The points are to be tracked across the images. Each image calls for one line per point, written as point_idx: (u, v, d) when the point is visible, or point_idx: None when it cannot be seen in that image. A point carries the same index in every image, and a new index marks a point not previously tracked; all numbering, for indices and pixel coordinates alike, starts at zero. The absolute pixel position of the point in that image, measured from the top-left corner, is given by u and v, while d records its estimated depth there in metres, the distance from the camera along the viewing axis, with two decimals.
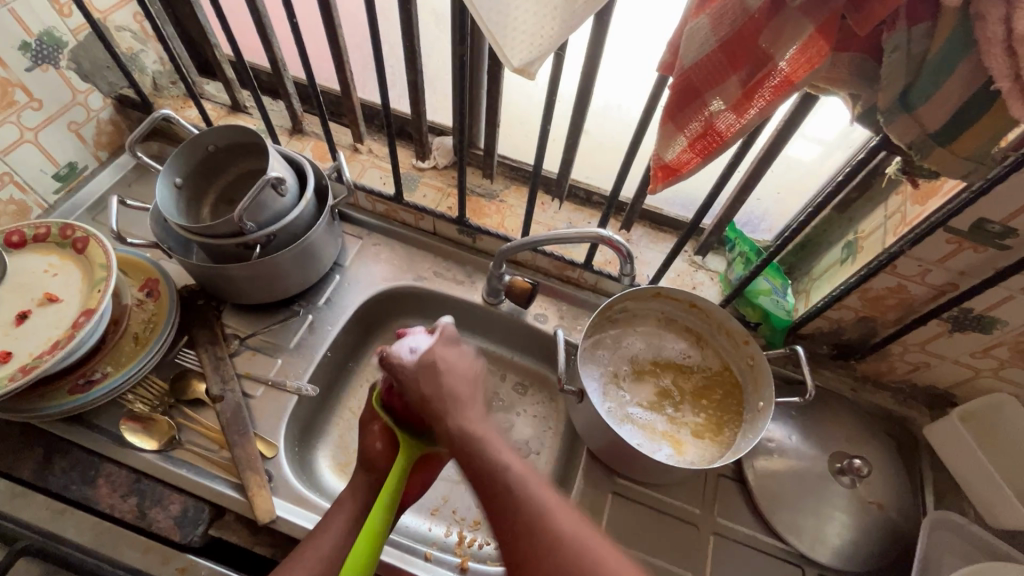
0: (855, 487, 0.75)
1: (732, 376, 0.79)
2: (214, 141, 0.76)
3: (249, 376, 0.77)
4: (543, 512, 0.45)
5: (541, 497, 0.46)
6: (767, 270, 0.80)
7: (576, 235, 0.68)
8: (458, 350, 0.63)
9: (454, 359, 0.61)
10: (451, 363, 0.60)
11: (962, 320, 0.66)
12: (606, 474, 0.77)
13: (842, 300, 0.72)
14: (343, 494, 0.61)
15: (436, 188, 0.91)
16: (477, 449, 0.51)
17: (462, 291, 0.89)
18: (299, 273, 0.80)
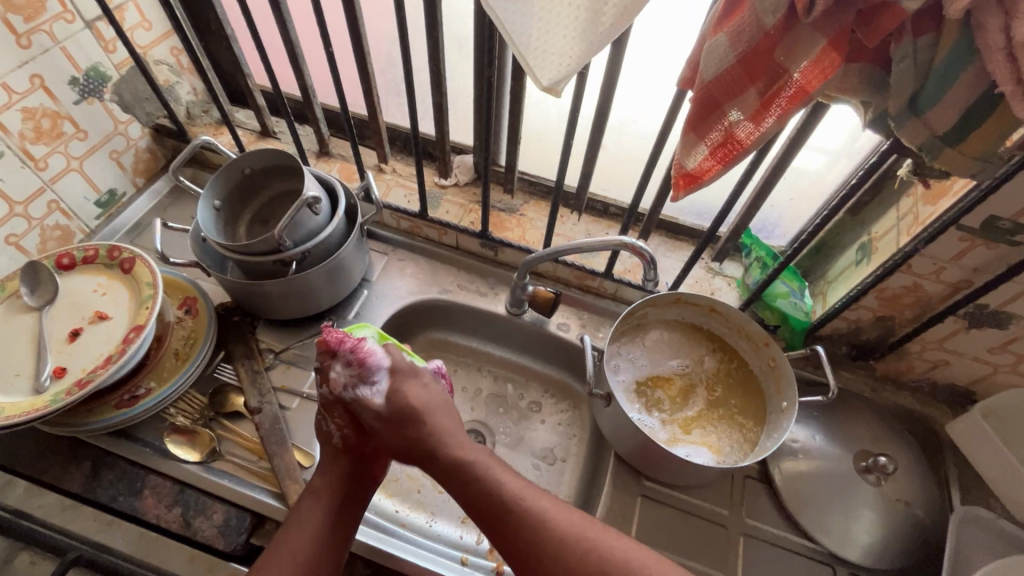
0: (883, 486, 0.75)
1: (750, 373, 0.81)
2: (251, 165, 0.79)
3: (284, 388, 0.80)
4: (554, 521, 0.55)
5: (568, 535, 0.54)
6: (784, 274, 0.82)
7: (600, 242, 0.71)
8: (426, 389, 0.66)
9: (432, 391, 0.66)
10: (425, 394, 0.65)
11: (977, 316, 0.69)
12: (634, 477, 0.79)
13: (859, 300, 0.74)
14: (318, 483, 0.64)
15: (459, 205, 0.95)
16: (513, 513, 0.55)
17: (486, 302, 0.92)
18: (328, 288, 0.83)
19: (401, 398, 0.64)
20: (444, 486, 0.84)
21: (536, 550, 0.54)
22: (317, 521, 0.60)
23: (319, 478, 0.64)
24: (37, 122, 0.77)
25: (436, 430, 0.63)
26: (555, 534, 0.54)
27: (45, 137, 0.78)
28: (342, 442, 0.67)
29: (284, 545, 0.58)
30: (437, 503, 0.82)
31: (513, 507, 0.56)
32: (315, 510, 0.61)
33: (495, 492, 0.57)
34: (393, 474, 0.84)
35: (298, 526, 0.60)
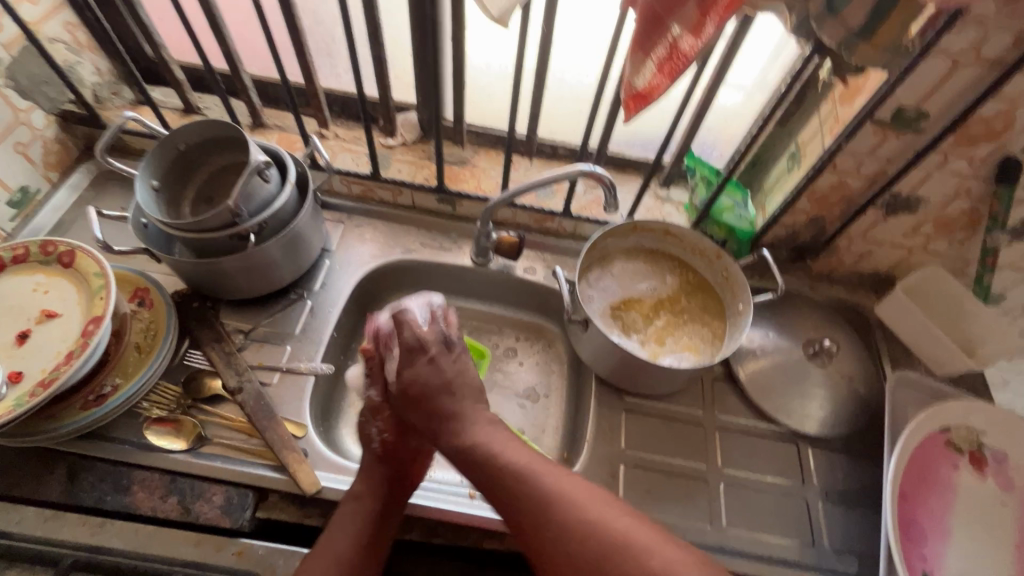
0: (828, 366, 0.85)
1: (707, 286, 0.88)
2: (186, 140, 0.75)
3: (261, 365, 0.78)
4: (554, 496, 0.51)
5: (573, 513, 0.50)
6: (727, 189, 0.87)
7: (560, 174, 0.73)
8: (433, 363, 0.62)
9: (440, 364, 0.62)
10: (435, 369, 0.62)
11: (893, 204, 0.78)
12: (615, 396, 0.84)
13: (794, 204, 0.81)
14: (361, 488, 0.64)
15: (410, 162, 0.94)
16: (517, 489, 0.53)
17: (451, 257, 0.93)
18: (288, 259, 0.81)
19: (406, 380, 0.62)
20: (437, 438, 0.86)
21: (543, 535, 0.51)
22: (355, 530, 0.60)
23: (362, 484, 0.64)
24: None
25: (451, 404, 0.60)
26: (562, 508, 0.51)
27: None
28: (382, 447, 0.66)
29: (323, 546, 0.59)
30: (433, 455, 0.85)
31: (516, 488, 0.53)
32: (350, 520, 0.61)
33: (500, 475, 0.54)
34: None
35: (338, 528, 0.61)
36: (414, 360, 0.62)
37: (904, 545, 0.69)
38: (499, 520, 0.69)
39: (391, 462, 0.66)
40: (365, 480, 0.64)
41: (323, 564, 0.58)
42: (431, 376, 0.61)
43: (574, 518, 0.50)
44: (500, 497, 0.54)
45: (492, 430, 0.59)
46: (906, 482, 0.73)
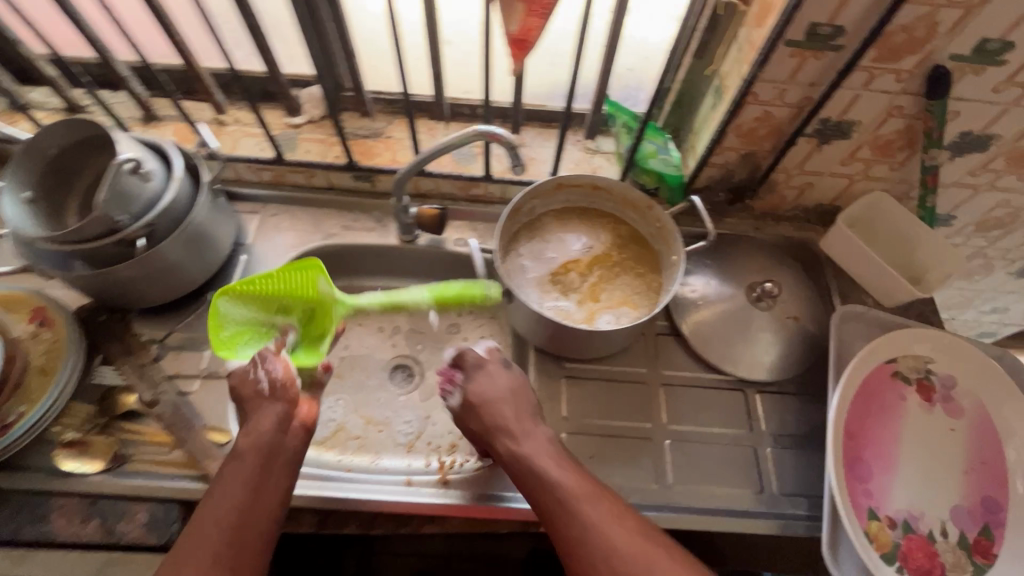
0: (773, 308, 0.82)
1: (643, 239, 0.84)
2: (54, 144, 0.69)
3: (179, 374, 0.74)
4: (602, 525, 0.56)
5: (620, 543, 0.55)
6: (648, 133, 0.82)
7: (461, 136, 0.68)
8: (489, 378, 0.68)
9: (496, 376, 0.68)
10: (494, 382, 0.68)
11: (825, 131, 0.73)
12: (555, 363, 0.81)
13: (722, 142, 0.76)
14: (241, 447, 0.59)
15: (319, 141, 0.88)
16: (569, 504, 0.57)
17: (376, 237, 0.89)
18: (193, 259, 0.76)
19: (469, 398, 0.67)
20: (382, 425, 0.86)
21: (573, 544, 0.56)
22: (235, 492, 0.56)
23: (246, 438, 0.60)
24: None
25: (504, 420, 0.65)
26: (597, 536, 0.55)
27: None
28: (286, 398, 0.64)
29: (208, 510, 0.55)
30: (377, 442, 0.84)
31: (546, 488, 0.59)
32: (235, 482, 0.56)
33: (554, 493, 0.58)
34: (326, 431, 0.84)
35: (222, 490, 0.56)
36: (477, 377, 0.68)
37: (849, 483, 0.67)
38: (437, 504, 0.68)
39: (278, 399, 0.64)
40: (246, 440, 0.60)
41: (202, 540, 0.53)
42: (487, 391, 0.67)
43: (615, 553, 0.54)
44: (542, 511, 0.58)
45: (539, 441, 0.63)
46: (851, 419, 0.71)
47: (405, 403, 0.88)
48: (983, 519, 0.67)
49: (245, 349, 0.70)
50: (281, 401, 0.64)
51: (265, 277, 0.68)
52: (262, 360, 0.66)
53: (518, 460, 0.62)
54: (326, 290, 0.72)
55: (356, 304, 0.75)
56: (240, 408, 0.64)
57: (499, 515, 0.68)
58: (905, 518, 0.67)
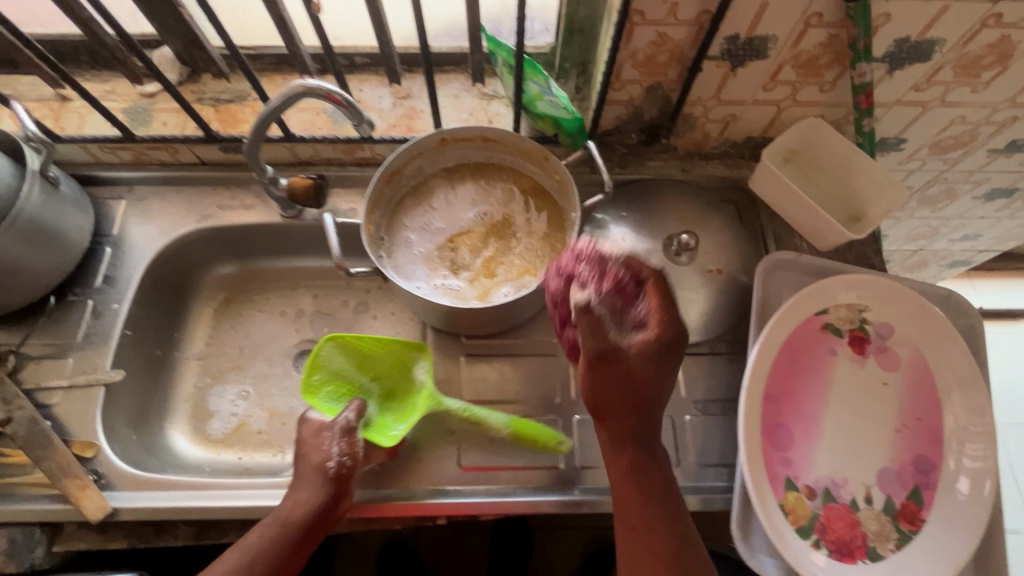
0: (694, 262, 0.72)
1: (546, 196, 0.74)
2: None
3: (40, 386, 0.68)
4: (673, 538, 0.54)
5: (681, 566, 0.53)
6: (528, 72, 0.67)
7: (287, 94, 0.59)
8: (644, 347, 0.53)
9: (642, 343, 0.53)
10: (636, 355, 0.53)
11: (735, 52, 0.62)
12: (456, 340, 0.74)
13: (618, 75, 0.65)
14: (291, 504, 0.59)
15: (177, 111, 0.78)
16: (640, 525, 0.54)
17: (258, 215, 0.80)
18: (40, 258, 0.68)
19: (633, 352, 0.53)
20: (287, 418, 0.78)
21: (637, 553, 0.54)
22: (275, 548, 0.56)
23: (291, 509, 0.59)
24: None
25: (657, 380, 0.53)
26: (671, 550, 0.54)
27: None
28: (339, 471, 0.60)
29: (235, 551, 0.56)
30: (282, 435, 0.78)
31: (633, 476, 0.55)
32: (275, 538, 0.57)
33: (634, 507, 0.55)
34: (222, 430, 0.78)
35: (256, 538, 0.57)
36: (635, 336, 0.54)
37: (765, 450, 0.61)
38: None
39: (336, 480, 0.60)
40: (300, 499, 0.59)
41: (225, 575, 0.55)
42: (631, 370, 0.52)
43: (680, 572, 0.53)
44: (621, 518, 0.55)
45: (655, 418, 0.55)
46: (772, 380, 0.64)
47: None
48: (913, 481, 0.61)
49: (326, 402, 0.68)
50: (320, 472, 0.60)
51: (377, 340, 0.70)
52: (343, 432, 0.62)
53: (639, 445, 0.55)
54: (421, 378, 0.69)
55: (439, 404, 0.68)
56: (302, 471, 0.61)
57: (386, 512, 0.64)
58: (826, 486, 0.62)
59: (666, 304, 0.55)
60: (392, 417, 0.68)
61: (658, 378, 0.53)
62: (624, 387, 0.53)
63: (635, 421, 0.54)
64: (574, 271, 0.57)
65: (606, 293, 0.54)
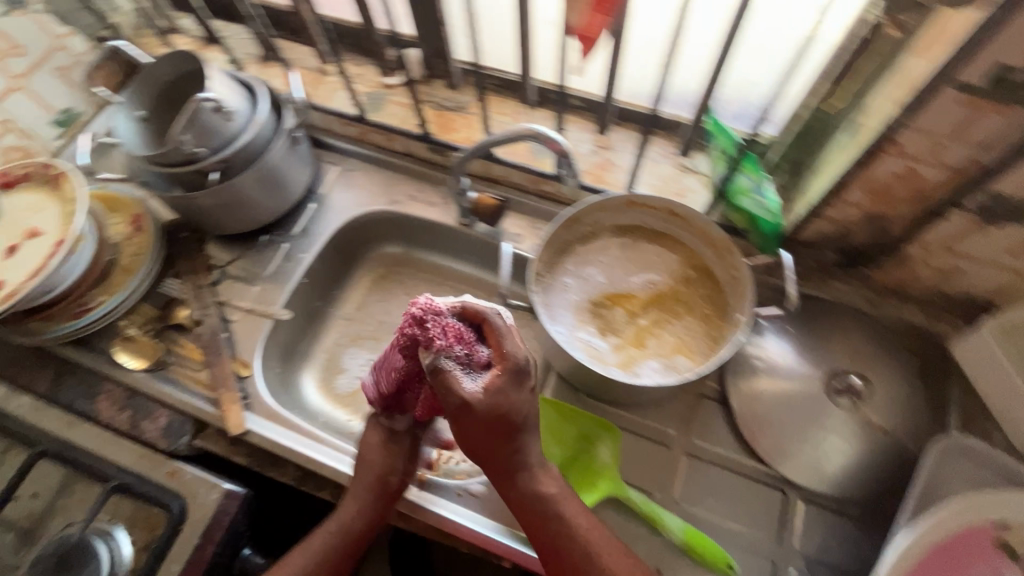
0: (856, 409, 0.66)
1: (717, 285, 0.72)
2: (169, 72, 0.76)
3: (228, 302, 0.81)
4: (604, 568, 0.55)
5: None
6: (745, 165, 0.66)
7: (512, 132, 0.63)
8: (526, 392, 0.54)
9: (502, 388, 0.52)
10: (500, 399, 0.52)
11: (992, 211, 0.54)
12: (575, 395, 0.74)
13: (841, 195, 0.61)
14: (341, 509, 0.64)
15: (405, 105, 0.87)
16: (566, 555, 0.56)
17: (437, 214, 0.87)
18: (266, 198, 0.80)
19: (500, 400, 0.52)
20: None
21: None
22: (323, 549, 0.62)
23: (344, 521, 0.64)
24: None
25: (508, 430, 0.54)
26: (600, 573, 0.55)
27: None
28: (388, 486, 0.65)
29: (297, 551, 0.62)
30: None
31: (532, 507, 0.57)
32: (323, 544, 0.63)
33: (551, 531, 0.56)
34: (346, 389, 0.86)
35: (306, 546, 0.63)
36: (507, 387, 0.52)
37: None
38: (404, 500, 0.67)
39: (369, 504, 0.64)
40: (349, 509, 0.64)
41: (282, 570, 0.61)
42: (500, 407, 0.52)
43: None
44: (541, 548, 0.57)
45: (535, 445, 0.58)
46: None
47: None
48: None
49: None
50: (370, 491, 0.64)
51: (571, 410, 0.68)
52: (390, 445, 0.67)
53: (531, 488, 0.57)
54: (605, 462, 0.66)
55: (625, 496, 0.64)
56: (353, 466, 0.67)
57: (460, 533, 0.66)
58: None
59: (502, 347, 0.53)
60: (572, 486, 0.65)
61: (517, 412, 0.53)
62: (487, 432, 0.53)
63: (510, 459, 0.57)
64: (423, 333, 0.53)
65: (450, 349, 0.52)
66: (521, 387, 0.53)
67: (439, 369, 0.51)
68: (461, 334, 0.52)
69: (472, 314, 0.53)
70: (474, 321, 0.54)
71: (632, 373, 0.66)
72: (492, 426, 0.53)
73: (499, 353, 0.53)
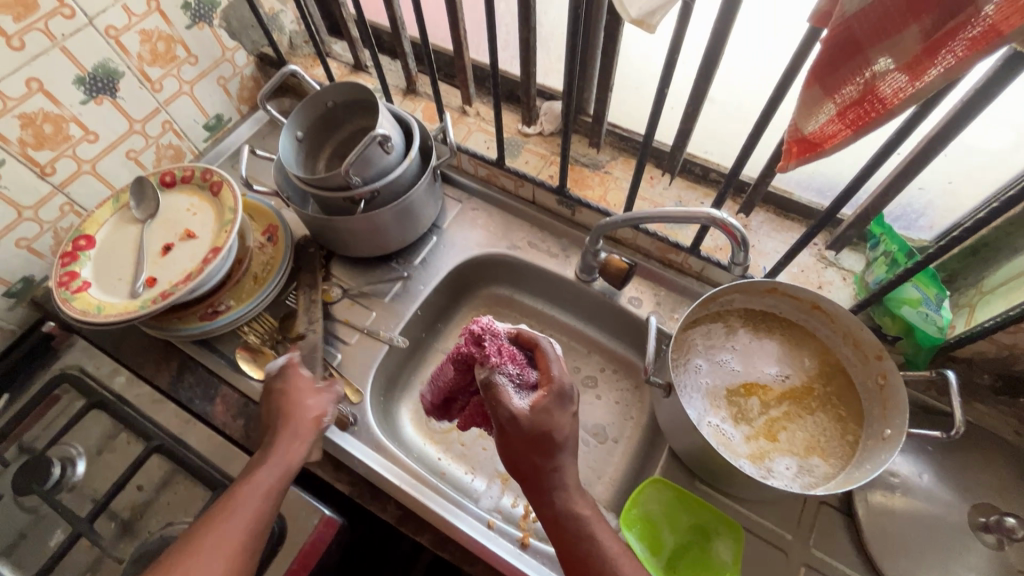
0: (1004, 551, 0.61)
1: (852, 390, 0.68)
2: (333, 98, 0.79)
3: (347, 322, 0.82)
4: None
5: None
6: (918, 277, 0.62)
7: (687, 213, 0.61)
8: (570, 415, 0.53)
9: (548, 407, 0.52)
10: (547, 418, 0.52)
11: None
12: (688, 478, 0.71)
13: (1019, 324, 0.58)
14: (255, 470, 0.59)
15: (540, 155, 0.88)
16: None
17: (554, 265, 0.87)
18: (398, 230, 0.82)
19: (546, 420, 0.52)
20: (489, 444, 0.84)
21: None
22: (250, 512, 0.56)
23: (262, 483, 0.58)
24: (153, 45, 0.81)
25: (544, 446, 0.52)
26: None
27: (161, 61, 0.83)
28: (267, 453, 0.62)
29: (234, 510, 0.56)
30: (478, 459, 0.83)
31: (564, 528, 0.51)
32: (249, 508, 0.56)
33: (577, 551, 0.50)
34: (442, 425, 0.85)
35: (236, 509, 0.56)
36: (552, 407, 0.53)
37: None
38: (504, 562, 0.65)
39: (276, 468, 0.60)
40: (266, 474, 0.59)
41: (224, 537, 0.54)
42: (536, 428, 0.51)
43: None
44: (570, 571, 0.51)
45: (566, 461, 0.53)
46: None
47: None
48: None
49: (634, 538, 0.64)
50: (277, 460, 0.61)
51: (697, 501, 0.65)
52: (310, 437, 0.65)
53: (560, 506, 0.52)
54: (727, 561, 0.62)
55: None
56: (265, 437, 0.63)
57: None
58: None
59: (552, 370, 0.55)
60: None
61: (560, 431, 0.52)
62: (530, 449, 0.52)
63: (546, 478, 0.52)
64: (478, 349, 0.57)
65: (503, 365, 0.54)
66: (565, 411, 0.54)
67: (488, 382, 0.54)
68: (513, 353, 0.56)
69: (526, 337, 0.58)
70: (527, 347, 0.58)
71: (763, 468, 0.64)
72: (532, 445, 0.51)
73: (549, 374, 0.54)
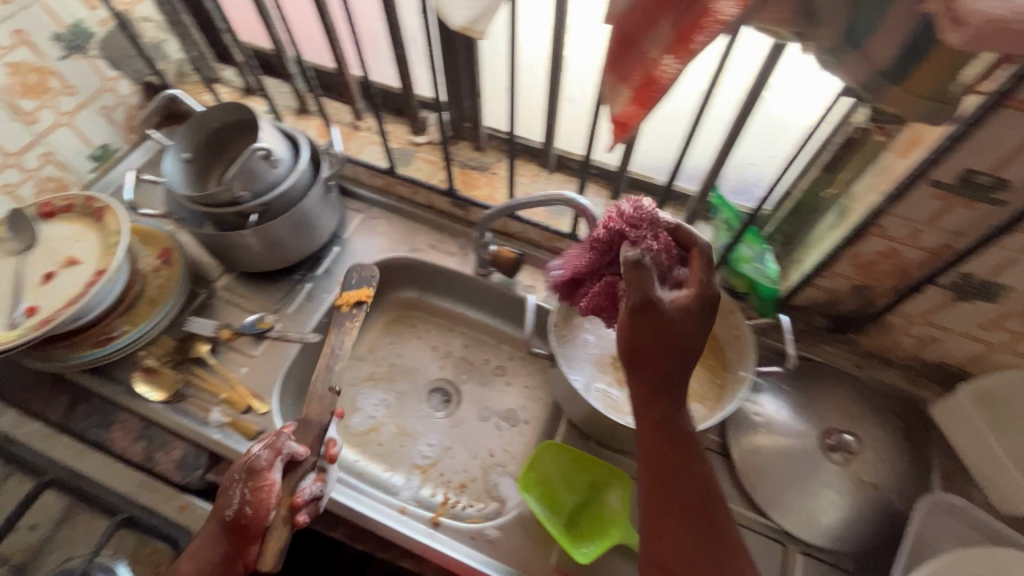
0: (849, 465, 0.71)
1: (717, 343, 0.77)
2: (218, 120, 0.82)
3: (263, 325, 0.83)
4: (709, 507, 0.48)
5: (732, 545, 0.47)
6: (747, 236, 0.76)
7: (545, 198, 0.69)
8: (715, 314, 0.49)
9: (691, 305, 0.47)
10: (680, 312, 0.47)
11: (964, 287, 0.62)
12: (585, 442, 0.77)
13: (832, 266, 0.68)
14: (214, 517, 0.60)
15: (431, 162, 0.93)
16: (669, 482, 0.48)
17: (454, 262, 0.92)
18: (296, 241, 0.85)
19: (694, 319, 0.47)
20: (406, 441, 0.86)
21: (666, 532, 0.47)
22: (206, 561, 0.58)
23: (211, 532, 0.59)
24: (23, 77, 0.80)
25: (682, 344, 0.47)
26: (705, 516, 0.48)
27: (34, 92, 0.82)
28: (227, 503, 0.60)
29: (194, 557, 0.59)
30: (396, 456, 0.85)
31: (669, 427, 0.49)
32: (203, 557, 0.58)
33: (660, 458, 0.48)
34: (358, 428, 0.87)
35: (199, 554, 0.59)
36: (684, 300, 0.47)
37: None
38: (416, 542, 0.68)
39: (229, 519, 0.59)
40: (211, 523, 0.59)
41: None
42: (676, 322, 0.46)
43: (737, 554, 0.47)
44: (654, 476, 0.48)
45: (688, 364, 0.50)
46: None
47: (435, 425, 0.88)
48: None
49: (533, 500, 0.67)
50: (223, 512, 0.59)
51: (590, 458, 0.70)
52: (250, 476, 0.60)
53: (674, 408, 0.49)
54: (615, 509, 0.68)
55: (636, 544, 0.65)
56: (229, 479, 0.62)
57: None
58: None
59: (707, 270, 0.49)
60: (583, 533, 0.67)
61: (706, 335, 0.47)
62: (660, 341, 0.46)
63: (677, 379, 0.49)
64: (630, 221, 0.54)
65: (656, 252, 0.50)
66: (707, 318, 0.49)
67: (641, 264, 0.46)
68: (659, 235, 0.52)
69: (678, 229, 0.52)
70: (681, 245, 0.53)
71: None
72: (657, 338, 0.46)
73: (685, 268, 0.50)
